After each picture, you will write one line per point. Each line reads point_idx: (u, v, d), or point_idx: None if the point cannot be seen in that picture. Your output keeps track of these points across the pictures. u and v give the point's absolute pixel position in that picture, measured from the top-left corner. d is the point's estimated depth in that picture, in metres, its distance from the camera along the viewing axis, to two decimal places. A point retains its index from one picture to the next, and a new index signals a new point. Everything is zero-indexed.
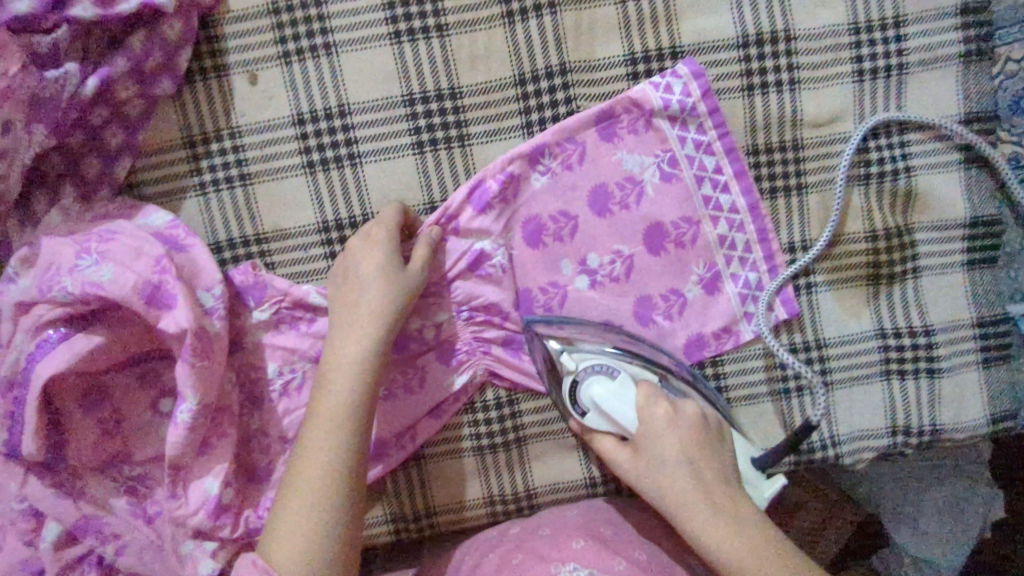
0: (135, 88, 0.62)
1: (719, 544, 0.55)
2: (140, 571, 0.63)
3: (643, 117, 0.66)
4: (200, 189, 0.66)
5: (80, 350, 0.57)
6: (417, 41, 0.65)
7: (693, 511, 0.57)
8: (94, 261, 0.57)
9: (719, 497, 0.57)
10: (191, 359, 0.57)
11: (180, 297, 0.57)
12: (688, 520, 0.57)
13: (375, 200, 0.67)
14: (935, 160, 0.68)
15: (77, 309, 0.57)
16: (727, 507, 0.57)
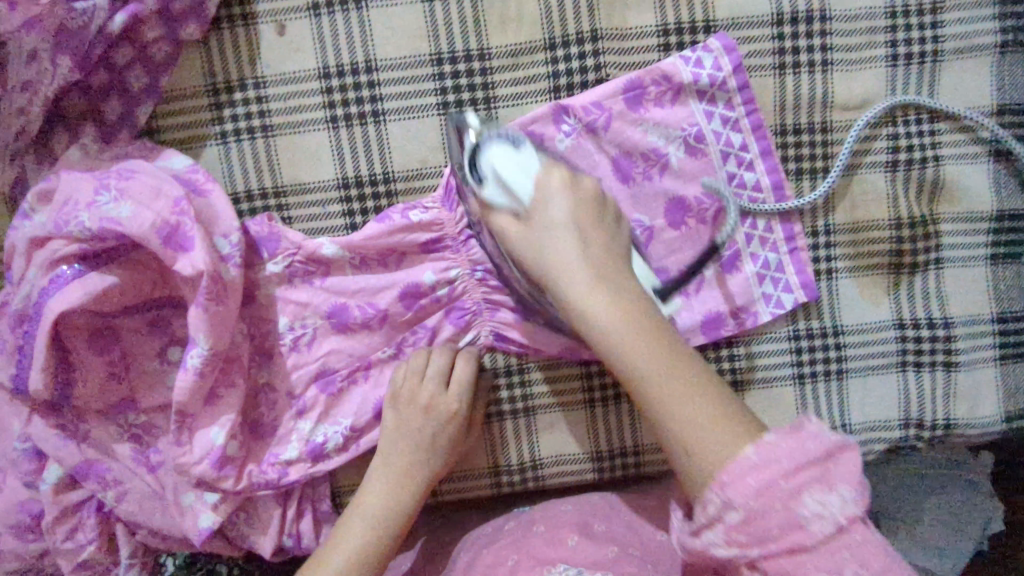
0: (161, 30, 0.62)
1: (667, 412, 0.48)
2: (140, 518, 0.62)
3: (672, 91, 0.66)
4: (221, 138, 0.65)
5: (93, 288, 0.57)
6: (448, 0, 0.64)
7: (621, 342, 0.50)
8: (113, 198, 0.56)
9: (660, 346, 0.50)
10: (205, 303, 0.57)
11: (197, 239, 0.56)
12: (629, 370, 0.50)
13: (397, 159, 0.66)
14: (965, 151, 0.67)
15: (93, 246, 0.56)
16: (677, 378, 0.48)
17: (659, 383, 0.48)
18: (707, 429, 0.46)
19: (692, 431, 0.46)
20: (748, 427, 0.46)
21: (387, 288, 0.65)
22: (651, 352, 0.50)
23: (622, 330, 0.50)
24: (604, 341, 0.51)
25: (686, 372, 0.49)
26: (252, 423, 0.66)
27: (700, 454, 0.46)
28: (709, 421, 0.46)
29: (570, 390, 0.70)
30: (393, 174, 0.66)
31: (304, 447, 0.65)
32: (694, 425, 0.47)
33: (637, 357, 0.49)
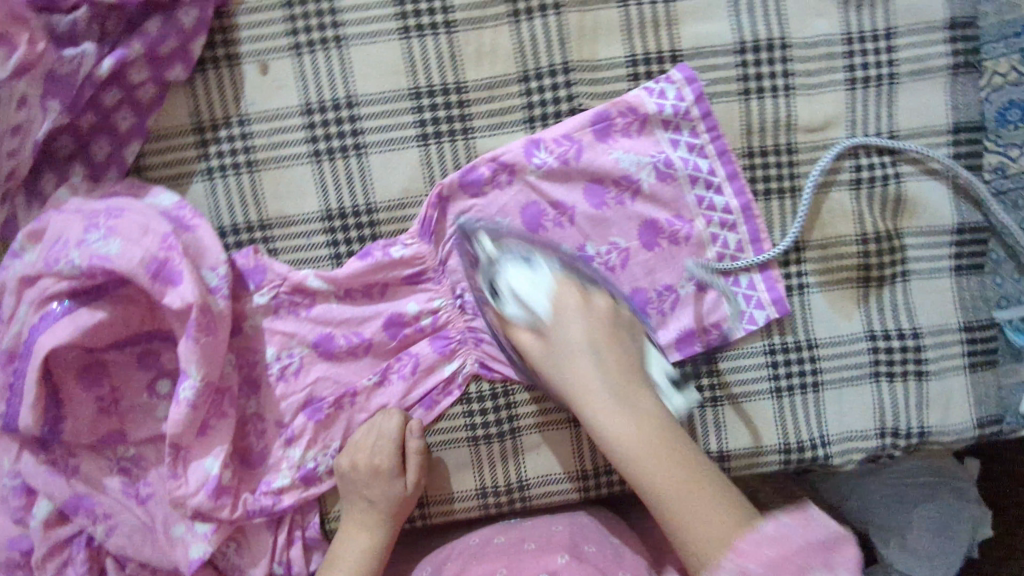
0: (148, 73, 0.64)
1: (658, 486, 0.55)
2: (130, 551, 0.63)
3: (637, 121, 0.68)
4: (207, 174, 0.67)
5: (83, 324, 0.58)
6: (425, 37, 0.67)
7: (574, 360, 0.60)
8: (102, 236, 0.58)
9: (614, 347, 0.60)
10: (195, 335, 0.58)
11: (185, 273, 0.58)
12: (594, 416, 0.58)
13: (379, 190, 0.68)
14: (924, 168, 0.70)
15: (82, 283, 0.58)
16: (641, 426, 0.57)
17: (632, 440, 0.57)
18: (686, 489, 0.55)
19: (681, 500, 0.54)
20: (675, 437, 0.58)
21: (373, 315, 0.68)
22: (610, 365, 0.60)
23: (580, 335, 0.60)
24: (582, 399, 0.59)
25: (652, 431, 0.57)
26: (242, 451, 0.67)
27: (658, 484, 0.55)
28: (662, 446, 0.56)
29: (554, 411, 0.71)
30: (375, 204, 0.68)
31: (297, 472, 0.66)
32: (668, 482, 0.55)
33: (574, 363, 0.60)
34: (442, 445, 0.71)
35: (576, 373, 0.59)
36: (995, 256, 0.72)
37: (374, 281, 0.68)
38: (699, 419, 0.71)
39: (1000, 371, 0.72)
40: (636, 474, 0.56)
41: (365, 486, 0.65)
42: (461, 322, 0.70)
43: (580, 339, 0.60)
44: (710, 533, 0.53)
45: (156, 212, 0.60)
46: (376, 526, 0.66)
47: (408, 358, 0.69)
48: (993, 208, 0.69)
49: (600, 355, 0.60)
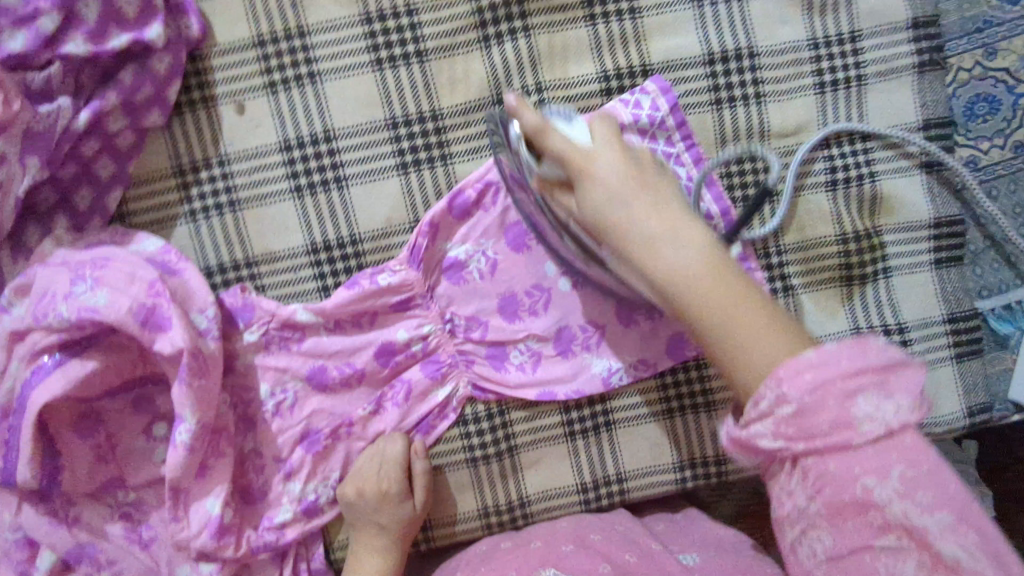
0: (125, 120, 0.64)
1: (732, 319, 0.46)
2: None
3: None
4: (191, 216, 0.68)
5: (75, 375, 0.58)
6: (398, 67, 0.68)
7: (618, 214, 0.50)
8: (89, 287, 0.58)
9: (644, 192, 0.51)
10: (188, 378, 0.58)
11: (174, 318, 0.58)
12: (656, 263, 0.48)
13: (362, 220, 0.69)
14: (898, 165, 0.71)
15: (72, 335, 0.58)
16: (665, 215, 0.50)
17: (687, 265, 0.48)
18: (752, 329, 0.46)
19: (739, 329, 0.46)
20: (726, 259, 0.48)
21: (363, 346, 0.68)
22: (658, 216, 0.50)
23: (627, 191, 0.51)
24: (650, 260, 0.49)
25: (687, 227, 0.49)
26: (243, 488, 0.67)
27: (744, 359, 0.45)
28: (714, 274, 0.47)
29: (550, 426, 0.71)
30: (359, 235, 0.69)
31: (298, 506, 0.67)
32: (729, 310, 0.46)
33: (645, 226, 0.49)
34: (441, 468, 0.71)
35: (644, 232, 0.49)
36: (973, 247, 0.74)
37: (364, 311, 0.68)
38: (692, 425, 0.72)
39: (986, 359, 0.74)
40: (716, 323, 0.46)
41: (374, 510, 0.66)
42: (451, 345, 0.70)
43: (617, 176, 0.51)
44: (768, 343, 0.45)
45: (141, 259, 0.61)
46: (387, 545, 0.67)
47: (402, 385, 0.69)
48: (975, 194, 0.71)
49: (692, 231, 0.49)
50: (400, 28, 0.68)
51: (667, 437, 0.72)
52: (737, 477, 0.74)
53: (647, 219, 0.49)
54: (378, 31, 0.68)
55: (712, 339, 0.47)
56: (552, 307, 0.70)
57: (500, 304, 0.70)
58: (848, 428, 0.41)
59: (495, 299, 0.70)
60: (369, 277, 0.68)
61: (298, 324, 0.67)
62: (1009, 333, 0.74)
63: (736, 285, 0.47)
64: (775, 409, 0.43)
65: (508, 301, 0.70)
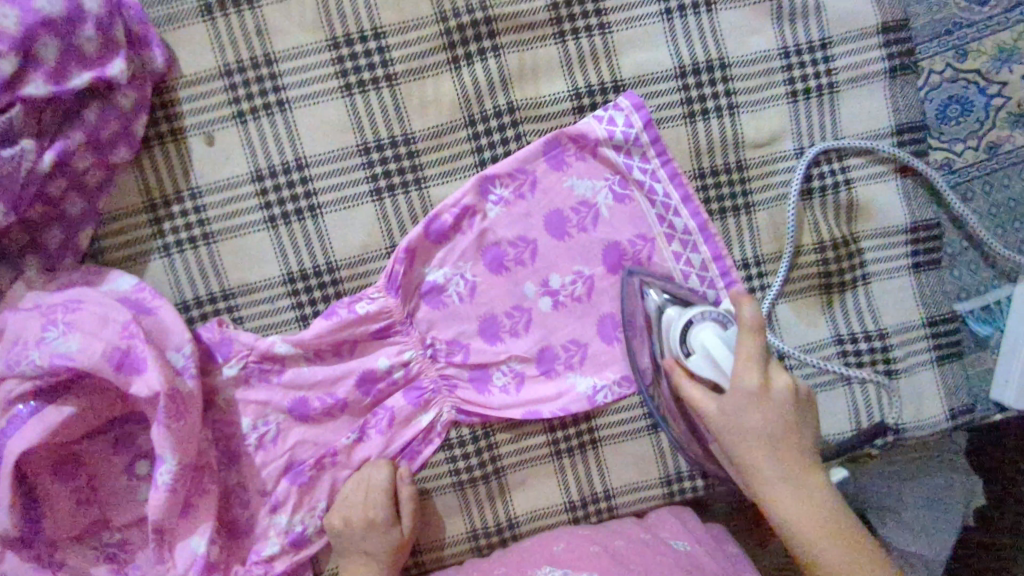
0: (92, 158, 0.63)
1: (797, 530, 0.56)
2: None
3: (589, 147, 0.69)
4: (164, 251, 0.67)
5: (52, 423, 0.58)
6: (368, 93, 0.67)
7: (743, 437, 0.58)
8: (61, 332, 0.57)
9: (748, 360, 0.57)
10: (166, 421, 0.58)
11: (149, 360, 0.57)
12: (770, 496, 0.58)
13: (338, 248, 0.68)
14: (873, 171, 0.71)
15: (46, 381, 0.57)
16: (790, 470, 0.58)
17: (768, 485, 0.58)
18: (807, 516, 0.56)
19: (820, 540, 0.55)
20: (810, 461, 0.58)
21: (344, 376, 0.68)
22: (757, 441, 0.58)
23: (759, 426, 0.57)
24: (739, 442, 0.58)
25: (776, 424, 0.57)
26: (228, 523, 0.66)
27: (789, 522, 0.57)
28: (790, 483, 0.57)
29: (536, 446, 0.72)
30: (336, 263, 0.68)
31: (286, 537, 0.66)
32: (814, 544, 0.56)
33: (766, 470, 0.58)
34: (428, 492, 0.71)
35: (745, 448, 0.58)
36: (949, 249, 0.74)
37: (343, 339, 0.68)
38: None
39: (965, 359, 0.74)
40: (789, 518, 0.57)
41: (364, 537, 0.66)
42: (433, 369, 0.70)
43: (763, 424, 0.57)
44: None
45: (115, 300, 0.60)
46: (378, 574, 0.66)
47: (387, 413, 0.69)
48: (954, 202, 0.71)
49: (771, 424, 0.57)
50: (368, 53, 0.67)
51: (653, 451, 0.73)
52: (724, 488, 0.74)
53: (773, 471, 0.58)
54: (346, 56, 0.67)
55: (776, 523, 0.58)
56: (534, 326, 0.70)
57: (480, 326, 0.70)
58: None
59: (475, 320, 0.70)
60: (346, 305, 0.67)
61: (278, 356, 0.66)
62: (988, 333, 0.74)
63: (818, 499, 0.57)
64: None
65: (489, 322, 0.70)
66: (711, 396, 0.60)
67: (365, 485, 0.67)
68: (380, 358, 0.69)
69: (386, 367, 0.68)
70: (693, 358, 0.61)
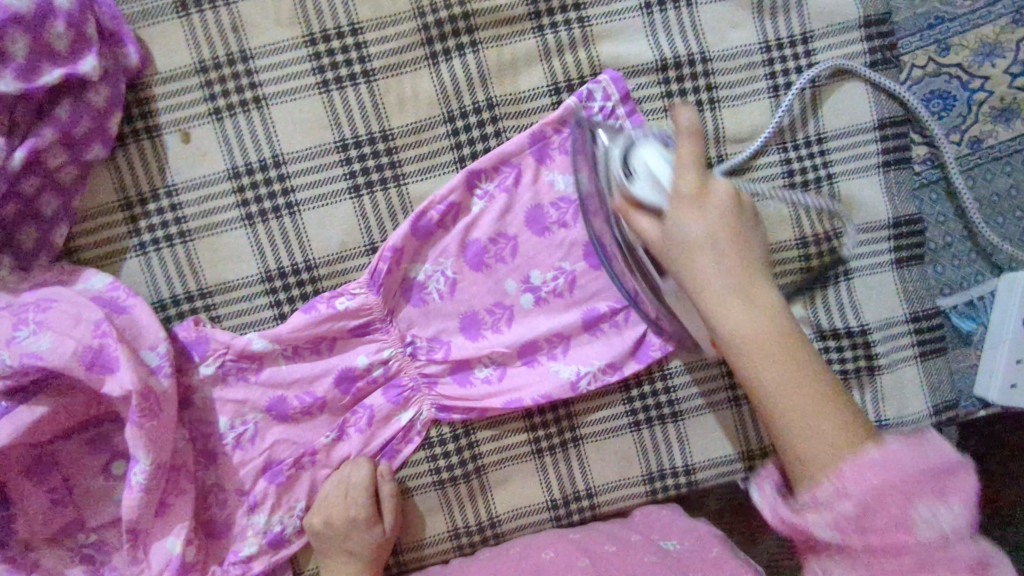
0: (66, 156, 0.63)
1: (732, 326, 0.52)
2: None
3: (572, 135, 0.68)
4: (140, 249, 0.66)
5: (23, 423, 0.57)
6: (345, 88, 0.67)
7: (692, 251, 0.53)
8: (33, 331, 0.57)
9: (735, 250, 0.53)
10: (139, 420, 0.57)
11: (121, 359, 0.57)
12: (716, 317, 0.53)
13: (316, 246, 0.68)
14: (856, 165, 0.70)
15: (17, 381, 0.57)
16: (731, 264, 0.53)
17: (751, 340, 0.51)
18: (755, 330, 0.51)
19: (756, 364, 0.51)
20: (784, 335, 0.51)
21: (322, 373, 0.67)
22: (729, 248, 0.53)
23: (714, 276, 0.52)
24: (721, 319, 0.52)
25: (736, 308, 0.52)
26: (206, 523, 0.66)
27: (773, 391, 0.50)
28: (738, 298, 0.52)
29: (517, 444, 0.71)
30: (314, 261, 0.68)
31: (264, 538, 0.66)
32: (779, 373, 0.50)
33: (703, 241, 0.52)
34: (409, 490, 0.71)
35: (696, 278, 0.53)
36: (932, 245, 0.73)
37: (320, 336, 0.67)
38: (660, 435, 0.72)
39: (949, 355, 0.74)
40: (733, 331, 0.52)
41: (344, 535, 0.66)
42: (412, 368, 0.70)
43: (702, 231, 0.52)
44: (830, 446, 0.48)
45: (87, 298, 0.59)
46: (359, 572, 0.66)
47: (365, 409, 0.68)
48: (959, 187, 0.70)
49: (734, 282, 0.52)
50: (346, 48, 0.66)
51: (635, 448, 0.72)
52: (707, 485, 0.74)
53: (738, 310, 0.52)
54: (323, 52, 0.66)
55: (771, 407, 0.51)
56: (515, 323, 0.70)
57: (461, 322, 0.70)
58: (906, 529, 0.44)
59: (455, 317, 0.69)
60: (326, 301, 0.67)
61: (255, 352, 0.66)
62: (972, 330, 0.74)
63: (804, 365, 0.50)
64: (835, 505, 0.45)
65: (469, 319, 0.70)
66: (655, 224, 0.55)
67: (351, 483, 0.66)
68: (359, 354, 0.68)
69: (364, 364, 0.68)
70: (636, 180, 0.55)
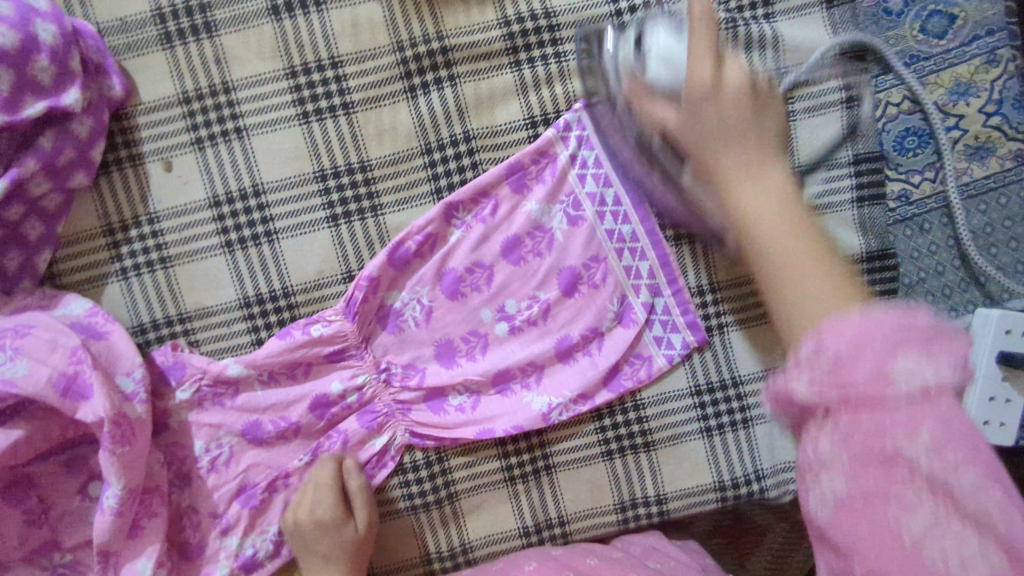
0: (50, 184, 0.64)
1: (789, 263, 0.53)
2: None
3: (550, 166, 0.70)
4: (121, 274, 0.68)
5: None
6: (325, 120, 0.68)
7: (761, 240, 0.55)
8: (9, 357, 0.59)
9: (793, 229, 0.54)
10: (110, 446, 0.59)
11: (95, 386, 0.59)
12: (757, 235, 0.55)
13: (294, 273, 0.69)
14: (829, 201, 0.71)
15: None
16: (802, 240, 0.53)
17: (782, 254, 0.54)
18: (816, 287, 0.51)
19: (801, 279, 0.52)
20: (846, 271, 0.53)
21: (296, 398, 0.68)
22: (802, 245, 0.53)
23: (799, 254, 0.53)
24: (774, 272, 0.54)
25: (799, 254, 0.53)
26: (179, 546, 0.67)
27: (801, 319, 0.51)
28: (803, 259, 0.52)
29: (489, 471, 0.72)
30: (292, 287, 0.69)
31: (236, 561, 0.67)
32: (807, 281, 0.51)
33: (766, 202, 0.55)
34: (382, 515, 0.71)
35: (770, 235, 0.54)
36: (907, 280, 0.74)
37: (295, 362, 0.68)
38: (632, 465, 0.73)
39: None
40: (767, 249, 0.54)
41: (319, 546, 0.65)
42: (387, 394, 0.70)
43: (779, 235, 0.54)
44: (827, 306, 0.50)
45: (65, 324, 0.62)
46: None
47: (339, 434, 0.69)
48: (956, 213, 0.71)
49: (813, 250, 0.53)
50: (325, 81, 0.68)
51: (607, 477, 0.73)
52: (679, 515, 0.74)
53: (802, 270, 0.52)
54: (304, 85, 0.68)
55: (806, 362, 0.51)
56: (489, 350, 0.71)
57: (436, 349, 0.71)
58: (885, 380, 0.40)
59: (430, 344, 0.70)
60: (301, 327, 0.68)
61: (231, 376, 0.67)
62: None
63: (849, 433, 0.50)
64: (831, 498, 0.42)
65: (444, 346, 0.70)
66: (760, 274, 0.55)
67: (319, 486, 0.67)
68: (333, 380, 0.69)
69: (338, 390, 0.69)
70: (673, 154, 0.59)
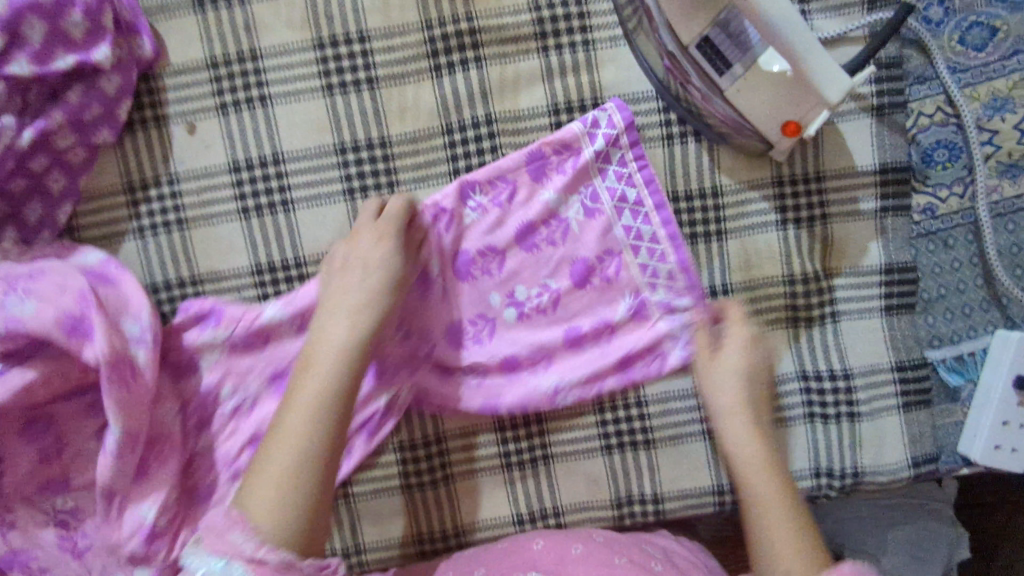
0: (73, 138, 0.65)
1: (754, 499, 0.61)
2: None
3: (574, 159, 0.69)
4: (138, 232, 0.69)
5: (14, 385, 0.60)
6: (349, 94, 0.68)
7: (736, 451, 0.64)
8: (19, 297, 0.60)
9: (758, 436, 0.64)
10: (110, 386, 0.60)
11: (97, 327, 0.60)
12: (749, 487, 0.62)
13: (307, 243, 0.69)
14: (851, 208, 0.70)
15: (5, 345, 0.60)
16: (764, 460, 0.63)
17: (729, 410, 0.65)
18: (779, 536, 0.58)
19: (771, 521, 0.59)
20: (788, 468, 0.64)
21: None
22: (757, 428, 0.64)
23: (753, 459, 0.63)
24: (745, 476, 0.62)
25: (753, 454, 0.63)
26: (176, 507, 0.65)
27: (753, 488, 0.61)
28: (764, 472, 0.62)
29: (487, 456, 0.72)
30: (304, 258, 0.69)
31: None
32: (774, 533, 0.58)
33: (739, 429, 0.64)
34: (378, 491, 0.72)
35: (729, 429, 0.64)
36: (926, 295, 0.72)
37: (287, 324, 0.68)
38: (630, 462, 0.72)
39: (934, 411, 0.73)
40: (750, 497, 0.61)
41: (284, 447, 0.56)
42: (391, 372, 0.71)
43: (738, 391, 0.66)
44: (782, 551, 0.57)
45: (75, 269, 0.62)
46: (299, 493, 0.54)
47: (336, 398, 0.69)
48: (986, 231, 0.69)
49: (767, 456, 0.63)
50: (352, 55, 0.68)
51: (605, 472, 0.72)
52: (675, 516, 0.73)
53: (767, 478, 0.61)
54: (330, 57, 0.68)
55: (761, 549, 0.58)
56: (498, 333, 0.71)
57: (445, 326, 0.70)
58: None
59: (437, 324, 0.70)
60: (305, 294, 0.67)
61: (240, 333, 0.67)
62: (959, 385, 0.72)
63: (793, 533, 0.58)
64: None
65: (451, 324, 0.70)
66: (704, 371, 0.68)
67: (344, 306, 0.62)
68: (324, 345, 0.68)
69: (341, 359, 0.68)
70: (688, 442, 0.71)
